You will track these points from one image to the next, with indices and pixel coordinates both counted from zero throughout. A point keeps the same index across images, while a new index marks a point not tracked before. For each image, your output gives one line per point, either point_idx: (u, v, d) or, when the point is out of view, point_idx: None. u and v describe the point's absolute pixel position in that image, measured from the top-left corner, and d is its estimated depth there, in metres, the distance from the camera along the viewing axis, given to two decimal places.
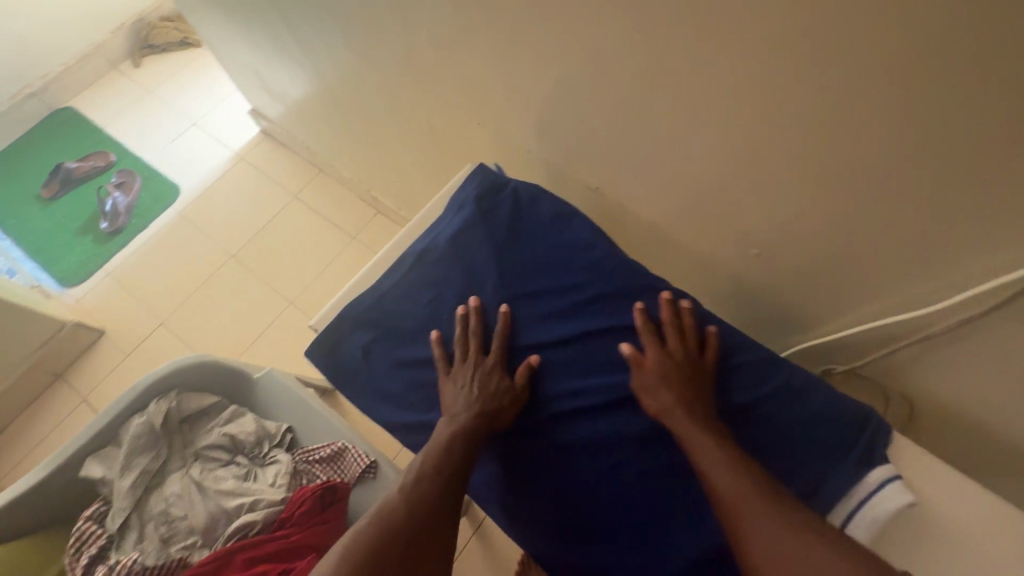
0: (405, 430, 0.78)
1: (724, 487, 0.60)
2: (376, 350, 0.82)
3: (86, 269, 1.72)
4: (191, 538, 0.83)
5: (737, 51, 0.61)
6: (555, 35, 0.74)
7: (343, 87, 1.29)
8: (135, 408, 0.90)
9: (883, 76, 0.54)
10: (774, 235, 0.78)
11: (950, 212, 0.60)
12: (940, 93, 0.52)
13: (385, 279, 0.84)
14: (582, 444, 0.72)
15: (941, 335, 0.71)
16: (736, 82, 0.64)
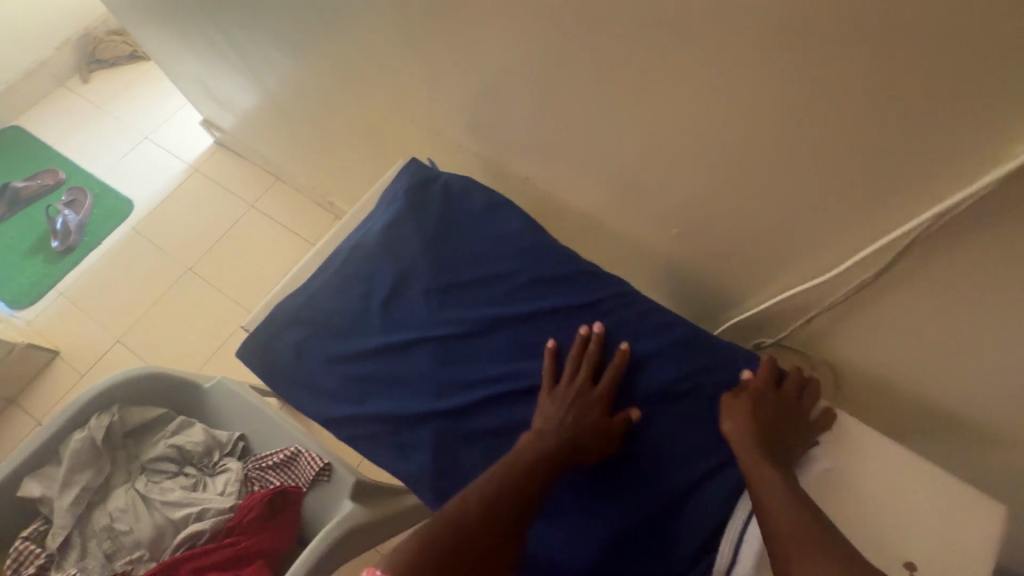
0: (340, 426, 0.77)
1: (782, 522, 0.56)
2: (310, 347, 0.81)
3: (38, 290, 1.68)
4: (137, 551, 0.82)
5: (640, 35, 0.62)
6: (474, 29, 0.75)
7: (286, 92, 1.28)
8: (75, 424, 0.88)
9: (771, 50, 0.55)
10: (697, 217, 0.78)
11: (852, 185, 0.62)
12: (826, 66, 0.54)
13: (317, 278, 0.85)
14: (511, 426, 0.72)
15: (844, 302, 0.72)
16: (644, 66, 0.65)
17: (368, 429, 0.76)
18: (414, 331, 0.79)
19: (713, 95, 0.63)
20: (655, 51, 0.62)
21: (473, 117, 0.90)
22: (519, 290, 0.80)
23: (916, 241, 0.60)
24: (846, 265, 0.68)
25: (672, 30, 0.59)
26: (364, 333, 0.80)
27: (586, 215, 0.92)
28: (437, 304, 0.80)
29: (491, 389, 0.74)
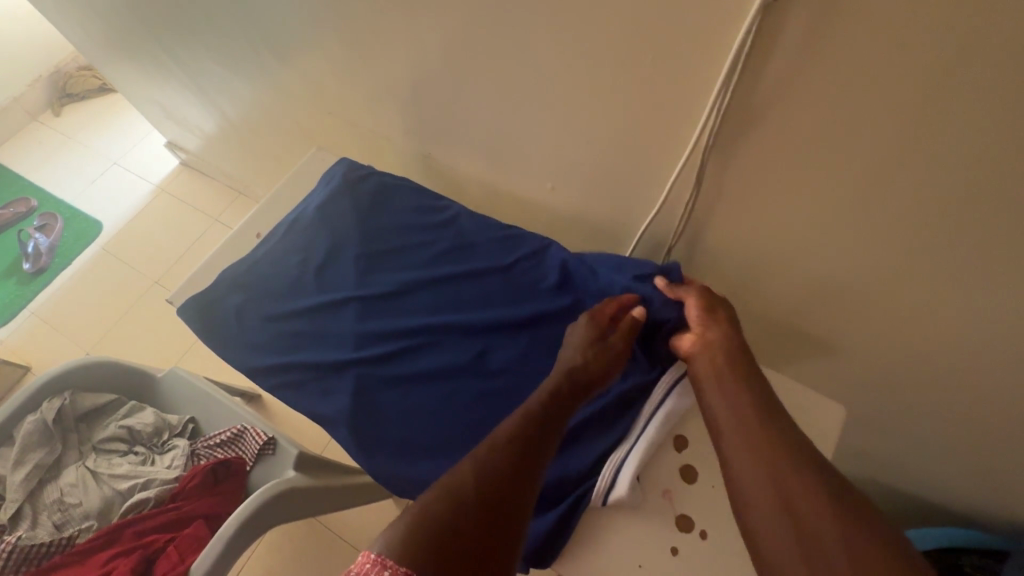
0: (266, 379, 0.73)
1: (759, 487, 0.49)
2: (250, 309, 0.77)
3: (10, 311, 1.74)
4: (85, 521, 0.88)
5: (482, 24, 0.69)
6: (357, 32, 0.83)
7: (233, 105, 1.37)
8: (28, 408, 0.94)
9: (577, 13, 0.61)
10: (569, 178, 0.84)
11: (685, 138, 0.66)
12: (631, 38, 0.60)
13: (258, 248, 0.81)
14: (434, 375, 0.69)
15: (685, 230, 0.77)
16: (497, 53, 0.72)
17: (298, 379, 0.72)
18: (345, 292, 0.76)
19: (547, 61, 0.69)
20: (492, 26, 0.69)
21: (374, 108, 0.97)
22: (448, 254, 0.79)
23: (709, 152, 0.65)
24: (676, 193, 0.73)
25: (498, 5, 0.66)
26: (298, 296, 0.77)
27: (486, 190, 0.98)
28: (368, 265, 0.79)
29: (420, 345, 0.72)
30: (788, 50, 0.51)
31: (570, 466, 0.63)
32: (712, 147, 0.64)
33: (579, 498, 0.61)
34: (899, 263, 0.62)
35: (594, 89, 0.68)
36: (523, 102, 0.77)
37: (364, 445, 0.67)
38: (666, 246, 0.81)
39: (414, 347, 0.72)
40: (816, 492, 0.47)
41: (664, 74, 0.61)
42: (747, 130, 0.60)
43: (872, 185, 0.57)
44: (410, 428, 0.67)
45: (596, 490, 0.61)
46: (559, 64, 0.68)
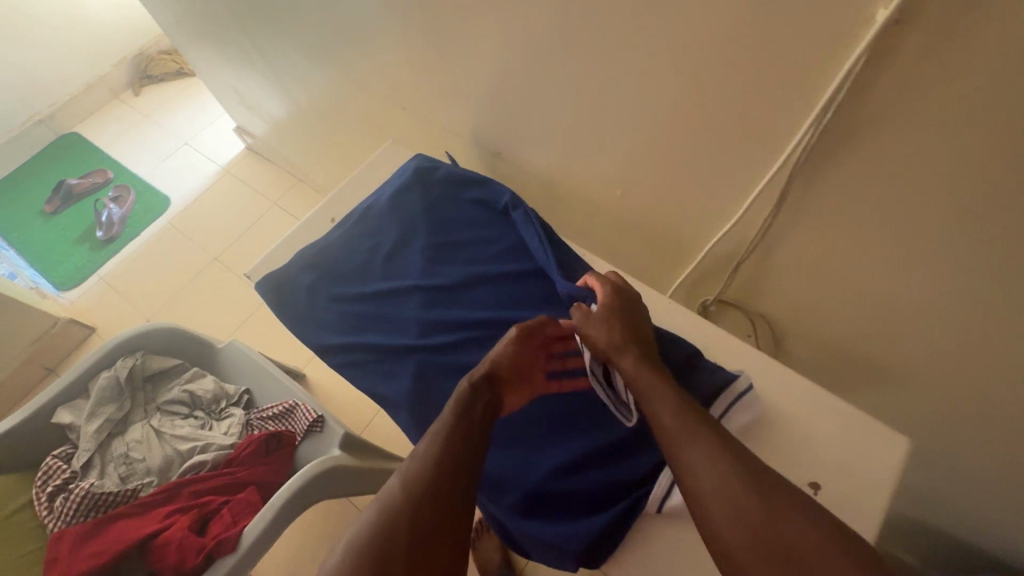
0: (332, 356, 0.76)
1: (706, 491, 0.50)
2: (321, 288, 0.79)
3: (81, 274, 1.85)
4: (147, 476, 0.93)
5: (571, 29, 0.70)
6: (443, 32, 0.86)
7: (306, 94, 1.43)
8: (103, 365, 1.00)
9: (673, 22, 0.61)
10: (639, 185, 0.83)
11: (767, 154, 0.66)
12: (724, 50, 0.60)
13: (332, 230, 0.84)
14: None
15: (756, 246, 0.75)
16: (581, 58, 0.73)
17: (362, 359, 0.75)
18: (410, 281, 0.78)
19: (632, 68, 0.69)
20: (580, 31, 0.69)
21: (445, 104, 0.99)
22: (512, 249, 0.79)
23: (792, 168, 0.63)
24: (754, 207, 0.71)
25: (591, 10, 0.66)
26: (367, 280, 0.80)
27: (548, 191, 0.99)
28: (433, 256, 0.80)
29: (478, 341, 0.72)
30: (898, 71, 0.50)
31: (621, 473, 0.63)
32: (800, 163, 0.62)
33: (633, 504, 0.61)
34: (987, 300, 0.59)
35: (679, 99, 0.68)
36: (600, 107, 0.77)
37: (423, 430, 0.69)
38: (733, 261, 0.79)
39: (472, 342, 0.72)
40: (750, 489, 0.49)
41: (756, 88, 0.61)
42: (840, 149, 0.58)
43: (970, 220, 0.54)
44: None
45: (652, 497, 0.60)
46: (645, 72, 0.68)
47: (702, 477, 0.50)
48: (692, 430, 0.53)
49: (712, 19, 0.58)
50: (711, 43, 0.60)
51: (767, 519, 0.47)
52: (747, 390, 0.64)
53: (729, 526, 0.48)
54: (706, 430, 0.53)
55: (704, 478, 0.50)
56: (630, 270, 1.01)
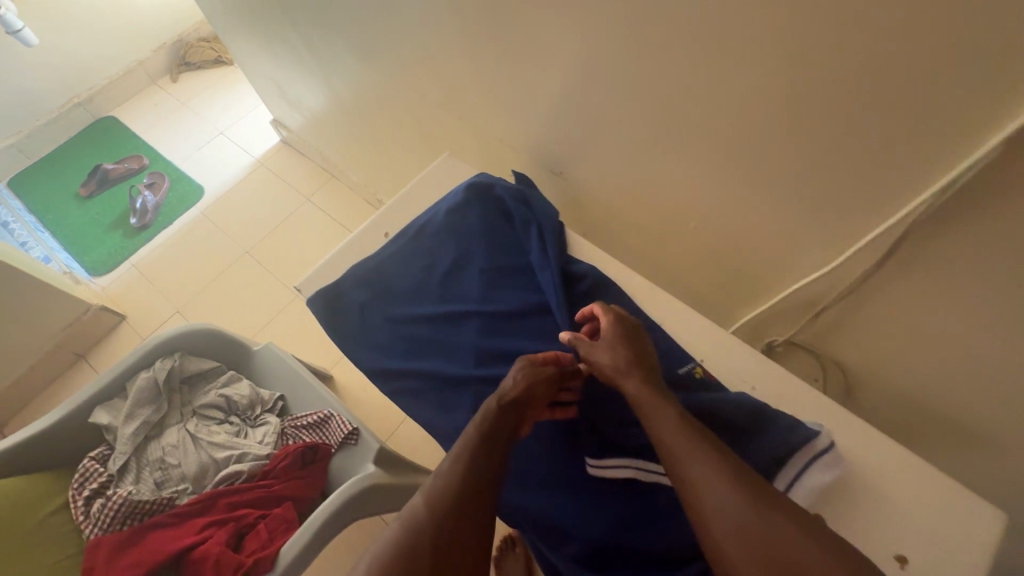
0: (385, 381, 0.74)
1: (705, 502, 0.49)
2: (374, 307, 0.77)
3: (113, 260, 1.85)
4: (183, 483, 0.91)
5: (657, 50, 0.65)
6: (511, 44, 0.82)
7: (351, 93, 1.40)
8: (142, 365, 0.99)
9: (783, 56, 0.56)
10: (712, 217, 0.79)
11: (868, 196, 0.60)
12: (834, 84, 0.55)
13: (385, 245, 0.81)
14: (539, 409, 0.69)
15: (849, 294, 0.68)
16: (664, 81, 0.68)
17: (417, 386, 0.72)
18: (466, 305, 0.75)
19: (726, 98, 0.64)
20: (667, 52, 0.65)
21: (503, 117, 0.96)
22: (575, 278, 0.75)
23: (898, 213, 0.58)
24: (846, 254, 0.66)
25: (688, 36, 0.62)
26: (423, 302, 0.77)
27: (606, 212, 0.95)
28: (493, 278, 0.76)
29: None
30: None
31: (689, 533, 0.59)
32: (914, 211, 0.57)
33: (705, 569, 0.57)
34: None
35: (774, 135, 0.63)
36: (680, 135, 0.72)
37: None
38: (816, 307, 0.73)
39: None
40: (747, 501, 0.48)
41: (869, 128, 0.55)
42: (966, 201, 0.53)
43: None
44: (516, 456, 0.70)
45: None
46: (739, 104, 0.63)
47: (703, 490, 0.49)
48: (689, 441, 0.52)
49: (830, 56, 0.53)
50: (824, 82, 0.55)
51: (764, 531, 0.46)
52: (825, 451, 0.59)
53: (726, 539, 0.47)
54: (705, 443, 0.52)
55: (701, 491, 0.50)
56: (686, 301, 0.97)
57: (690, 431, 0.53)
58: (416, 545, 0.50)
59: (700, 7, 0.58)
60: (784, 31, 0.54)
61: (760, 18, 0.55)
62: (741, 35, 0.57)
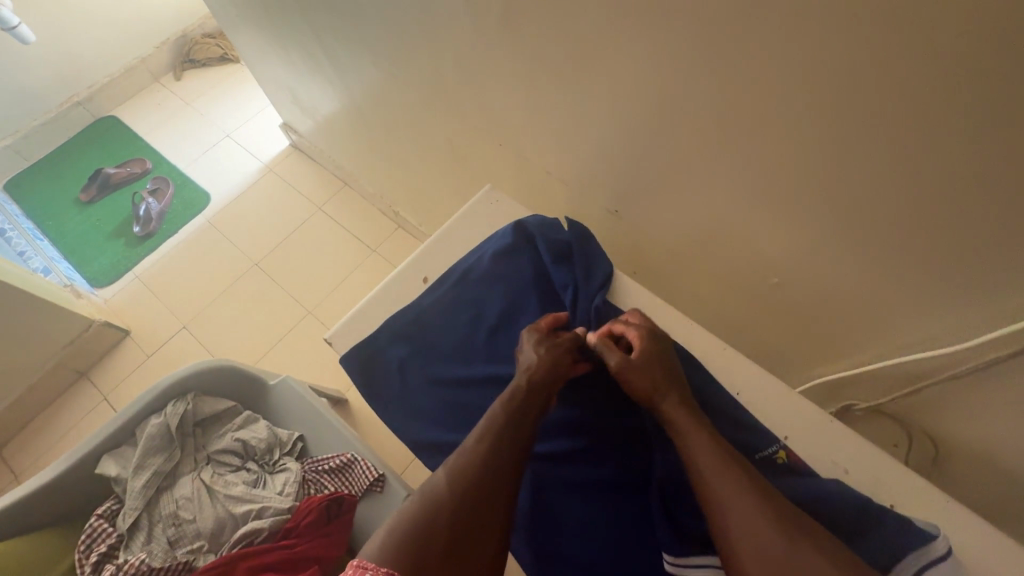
0: (430, 454, 0.67)
1: (729, 512, 0.50)
2: (413, 366, 0.71)
3: (116, 270, 1.77)
4: (197, 541, 0.84)
5: (747, 87, 0.57)
6: (565, 70, 0.73)
7: (369, 104, 1.31)
8: (153, 408, 0.92)
9: (912, 113, 0.49)
10: (787, 267, 0.72)
11: (997, 259, 0.53)
12: (976, 137, 0.47)
13: (424, 295, 0.74)
14: (599, 486, 0.63)
15: (961, 377, 0.63)
16: (750, 120, 0.60)
17: None
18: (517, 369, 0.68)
19: (828, 150, 0.57)
20: (760, 91, 0.57)
21: (547, 145, 0.88)
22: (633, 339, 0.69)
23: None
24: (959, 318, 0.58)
25: (790, 81, 0.54)
26: (468, 361, 0.70)
27: (659, 250, 0.87)
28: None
29: (587, 453, 0.65)
30: None
31: None
32: None
33: None
34: None
35: (884, 193, 0.56)
36: (762, 183, 0.65)
37: (537, 554, 0.61)
38: (917, 381, 0.67)
39: (579, 454, 0.65)
40: (770, 510, 0.49)
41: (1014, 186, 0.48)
42: None
43: None
44: (577, 541, 0.61)
45: None
46: (844, 158, 0.56)
47: (727, 500, 0.50)
48: (711, 449, 0.54)
49: (976, 119, 0.46)
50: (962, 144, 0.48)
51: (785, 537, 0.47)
52: (943, 558, 0.51)
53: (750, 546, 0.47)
54: (728, 456, 0.53)
55: (727, 499, 0.50)
56: (741, 346, 0.90)
57: (711, 441, 0.55)
58: (430, 533, 0.50)
59: (813, 52, 0.51)
60: (920, 87, 0.47)
61: (889, 70, 0.48)
62: (860, 86, 0.50)
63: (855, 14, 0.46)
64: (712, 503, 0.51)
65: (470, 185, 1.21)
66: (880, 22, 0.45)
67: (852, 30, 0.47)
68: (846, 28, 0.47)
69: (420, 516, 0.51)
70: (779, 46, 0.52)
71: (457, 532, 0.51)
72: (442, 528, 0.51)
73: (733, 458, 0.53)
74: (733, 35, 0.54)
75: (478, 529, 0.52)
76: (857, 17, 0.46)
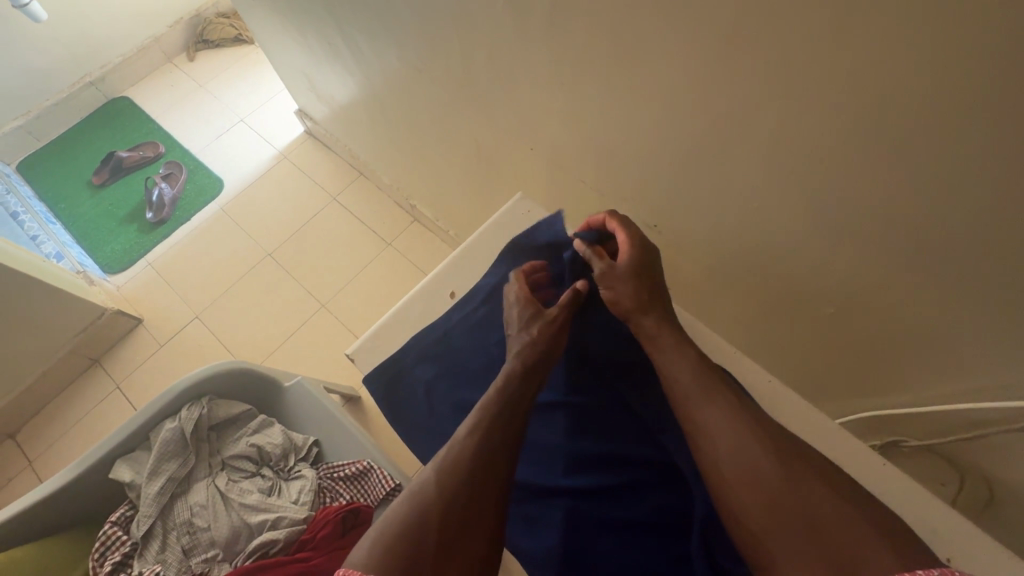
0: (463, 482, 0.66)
1: (722, 453, 0.52)
2: (440, 388, 0.70)
3: (128, 257, 1.75)
4: (212, 550, 0.82)
5: (808, 108, 0.53)
6: (604, 78, 0.69)
7: (389, 96, 1.26)
8: (168, 412, 0.90)
9: (1008, 149, 0.45)
10: (837, 294, 0.68)
11: None
12: None
13: (453, 312, 0.73)
14: (633, 524, 0.59)
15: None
16: (808, 142, 0.56)
17: None
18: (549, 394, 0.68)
19: (899, 181, 0.53)
20: (823, 112, 0.53)
21: (581, 151, 0.83)
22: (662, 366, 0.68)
23: None
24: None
25: (858, 105, 0.50)
26: None
27: (697, 265, 0.83)
28: (577, 368, 0.69)
29: (616, 484, 0.62)
30: None
31: None
32: None
33: None
34: None
35: (961, 229, 0.52)
36: (819, 209, 0.61)
37: None
38: (976, 422, 0.65)
39: (610, 486, 0.62)
40: (761, 446, 0.51)
41: None
42: None
43: None
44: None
45: None
46: (918, 191, 0.52)
47: (719, 439, 0.53)
48: (700, 385, 0.57)
49: None
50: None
51: (778, 473, 0.49)
52: None
53: (741, 480, 0.50)
54: (718, 394, 0.56)
55: (720, 436, 0.53)
56: (777, 366, 0.87)
57: (701, 375, 0.58)
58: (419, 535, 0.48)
59: (885, 75, 0.47)
60: (1014, 123, 0.43)
61: (983, 104, 0.43)
62: (943, 119, 0.46)
63: (948, 45, 0.42)
64: (704, 442, 0.54)
65: (495, 185, 1.16)
66: (975, 55, 0.41)
67: (943, 61, 0.43)
68: (927, 51, 0.43)
69: (410, 515, 0.49)
70: (856, 71, 0.48)
71: (448, 527, 0.48)
72: (433, 521, 0.49)
73: (722, 394, 0.56)
74: (796, 52, 0.50)
75: (470, 526, 0.49)
76: (950, 47, 0.42)
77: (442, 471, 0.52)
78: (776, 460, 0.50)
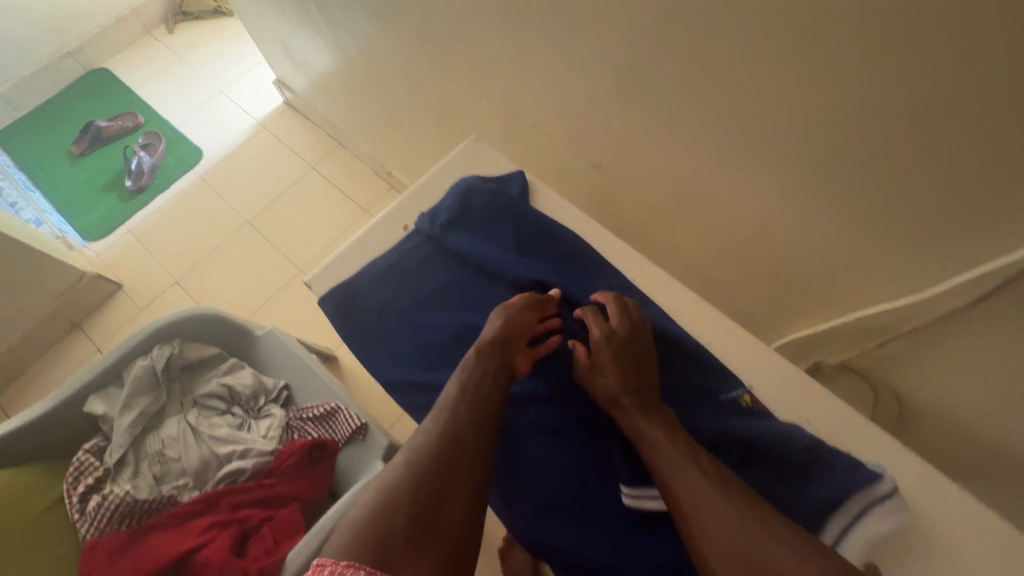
0: (399, 395, 0.71)
1: (711, 529, 0.48)
2: (392, 310, 0.75)
3: (107, 224, 1.77)
4: (182, 478, 0.86)
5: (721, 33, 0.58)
6: (547, 20, 0.73)
7: (360, 60, 1.28)
8: (141, 350, 0.94)
9: (887, 59, 0.49)
10: (763, 222, 0.73)
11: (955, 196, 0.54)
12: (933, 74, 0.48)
13: (405, 243, 0.78)
14: (559, 430, 0.65)
15: (913, 332, 0.66)
16: (726, 70, 0.61)
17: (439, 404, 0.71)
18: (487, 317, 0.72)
19: (804, 101, 0.57)
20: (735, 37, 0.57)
21: (535, 98, 0.87)
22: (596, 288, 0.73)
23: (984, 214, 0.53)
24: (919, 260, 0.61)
25: (763, 28, 0.54)
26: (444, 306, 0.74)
27: (644, 206, 0.87)
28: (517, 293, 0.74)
29: (546, 399, 0.67)
30: None
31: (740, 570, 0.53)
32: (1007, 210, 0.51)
33: None
34: None
35: (864, 145, 0.57)
36: (744, 136, 0.65)
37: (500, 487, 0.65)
38: (877, 329, 0.70)
39: (541, 402, 0.67)
40: (748, 516, 0.47)
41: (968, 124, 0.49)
42: None
43: None
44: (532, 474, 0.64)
45: None
46: (817, 109, 0.57)
47: (707, 514, 0.48)
48: (683, 457, 0.52)
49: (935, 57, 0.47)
50: (947, 91, 0.48)
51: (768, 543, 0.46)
52: (885, 498, 0.52)
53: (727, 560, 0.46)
54: (704, 461, 0.52)
55: (706, 509, 0.49)
56: (722, 304, 0.92)
57: (686, 448, 0.53)
58: (387, 532, 0.50)
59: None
60: (885, 33, 0.48)
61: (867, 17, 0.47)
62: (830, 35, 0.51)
63: None
64: (691, 519, 0.49)
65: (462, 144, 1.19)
66: None
67: None
68: None
69: (379, 511, 0.51)
70: None
71: (414, 514, 0.51)
72: (399, 519, 0.50)
73: (708, 465, 0.52)
74: None
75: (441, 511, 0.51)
76: None
77: (407, 467, 0.54)
78: (762, 531, 0.47)
